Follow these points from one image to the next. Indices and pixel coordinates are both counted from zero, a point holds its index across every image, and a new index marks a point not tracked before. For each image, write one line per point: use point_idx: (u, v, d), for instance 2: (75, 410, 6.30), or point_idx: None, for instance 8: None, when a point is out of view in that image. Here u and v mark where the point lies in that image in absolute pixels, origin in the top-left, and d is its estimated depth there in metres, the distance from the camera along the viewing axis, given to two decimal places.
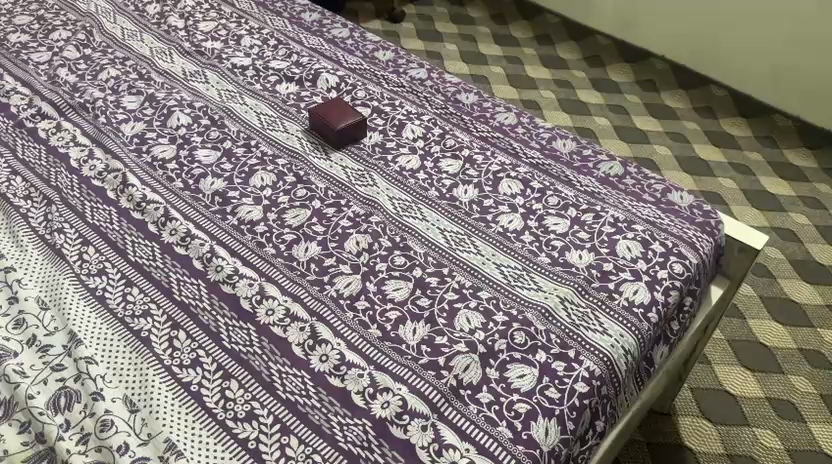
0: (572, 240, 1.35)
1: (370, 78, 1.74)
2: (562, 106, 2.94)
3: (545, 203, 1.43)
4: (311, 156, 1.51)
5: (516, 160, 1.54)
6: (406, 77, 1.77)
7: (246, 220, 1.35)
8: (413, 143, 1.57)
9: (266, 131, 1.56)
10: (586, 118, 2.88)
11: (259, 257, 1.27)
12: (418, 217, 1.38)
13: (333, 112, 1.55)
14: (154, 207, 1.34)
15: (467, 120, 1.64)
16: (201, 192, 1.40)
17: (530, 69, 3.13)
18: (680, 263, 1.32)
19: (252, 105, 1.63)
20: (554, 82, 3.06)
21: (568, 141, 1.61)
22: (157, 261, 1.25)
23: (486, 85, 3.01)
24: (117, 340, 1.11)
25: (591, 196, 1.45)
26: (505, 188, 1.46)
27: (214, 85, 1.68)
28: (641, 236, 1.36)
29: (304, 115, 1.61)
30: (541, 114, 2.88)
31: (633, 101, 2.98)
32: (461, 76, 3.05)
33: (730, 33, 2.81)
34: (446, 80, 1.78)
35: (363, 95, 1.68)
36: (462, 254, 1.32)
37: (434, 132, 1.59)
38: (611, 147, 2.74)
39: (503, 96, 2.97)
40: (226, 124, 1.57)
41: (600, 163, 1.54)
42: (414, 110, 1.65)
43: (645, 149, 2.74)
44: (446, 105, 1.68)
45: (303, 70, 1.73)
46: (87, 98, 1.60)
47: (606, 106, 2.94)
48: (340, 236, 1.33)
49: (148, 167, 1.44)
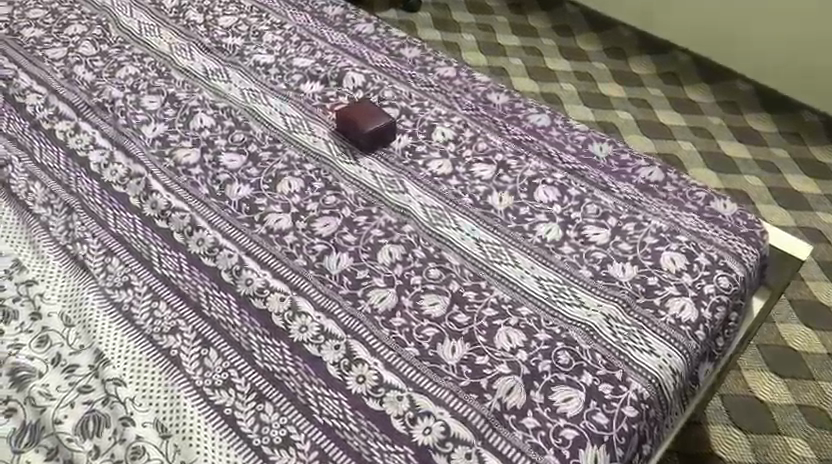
0: (613, 252, 1.30)
1: (397, 78, 1.68)
2: (583, 99, 2.86)
3: (583, 211, 1.37)
4: (339, 160, 1.45)
5: (552, 165, 1.48)
6: (434, 76, 1.70)
7: (275, 229, 1.29)
8: (444, 147, 1.51)
9: (291, 134, 1.50)
10: (607, 112, 2.81)
11: (289, 270, 1.22)
12: (452, 226, 1.33)
13: (361, 114, 1.49)
14: (179, 215, 1.29)
15: (500, 122, 1.58)
16: (227, 199, 1.35)
17: (549, 61, 3.05)
18: (726, 277, 1.27)
19: (276, 105, 1.57)
20: (574, 75, 2.98)
21: (604, 144, 1.55)
22: (184, 273, 1.20)
23: (505, 78, 2.93)
24: (146, 359, 1.07)
25: (632, 205, 1.40)
26: (541, 195, 1.41)
27: (236, 84, 1.62)
28: (685, 248, 1.30)
29: (330, 117, 1.56)
30: (562, 108, 2.80)
31: (655, 94, 2.90)
32: (479, 69, 2.97)
33: (746, 28, 2.78)
34: (476, 78, 1.71)
35: (390, 95, 1.62)
36: (500, 267, 1.26)
37: (465, 135, 1.54)
38: (633, 143, 2.66)
39: (522, 89, 2.88)
40: (251, 126, 1.51)
41: (639, 169, 1.49)
42: (444, 112, 1.59)
43: (667, 145, 2.67)
44: (476, 105, 1.62)
45: (327, 69, 1.67)
46: (105, 99, 1.54)
47: (627, 100, 2.87)
48: (373, 247, 1.28)
49: (171, 171, 1.39)
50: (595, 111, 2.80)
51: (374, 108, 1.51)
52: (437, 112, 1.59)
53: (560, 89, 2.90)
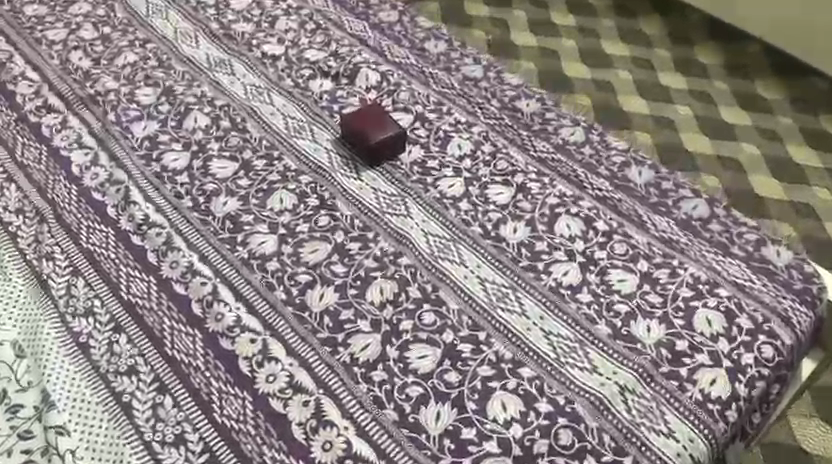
0: (639, 305, 1.13)
1: (416, 76, 1.52)
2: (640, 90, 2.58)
3: (609, 251, 1.20)
4: (339, 173, 1.31)
5: (579, 191, 1.30)
6: (458, 76, 1.53)
7: (257, 253, 1.17)
8: (458, 162, 1.35)
9: (292, 140, 1.37)
10: (666, 106, 2.52)
11: (267, 304, 1.10)
12: (455, 261, 1.18)
13: (368, 122, 1.34)
14: (156, 232, 1.18)
15: (525, 136, 1.41)
16: (211, 214, 1.23)
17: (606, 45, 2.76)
18: (769, 345, 1.09)
19: (279, 105, 1.43)
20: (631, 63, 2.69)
21: (644, 167, 1.35)
22: (152, 301, 1.09)
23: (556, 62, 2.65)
24: (96, 404, 0.98)
25: (667, 246, 1.21)
26: (562, 227, 1.23)
27: (240, 78, 1.49)
28: (725, 306, 1.13)
29: (335, 121, 1.41)
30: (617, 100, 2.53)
31: (720, 88, 2.61)
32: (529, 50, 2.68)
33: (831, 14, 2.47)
34: (505, 80, 1.53)
35: (405, 97, 1.46)
36: (504, 315, 1.11)
37: (484, 150, 1.37)
38: (694, 145, 2.39)
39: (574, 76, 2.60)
40: (248, 128, 1.38)
41: (680, 201, 1.29)
42: (463, 120, 1.43)
43: (730, 147, 2.40)
44: (501, 114, 1.45)
45: (341, 64, 1.52)
46: (99, 90, 1.43)
47: (689, 94, 2.58)
48: (363, 282, 1.14)
49: (156, 178, 1.28)
50: (654, 106, 2.52)
51: (385, 116, 1.35)
52: (456, 121, 1.42)
53: (615, 77, 2.61)
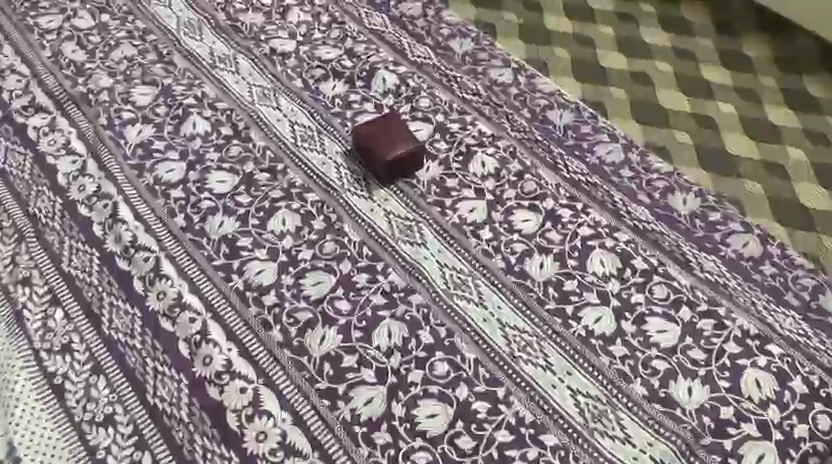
0: (679, 362, 1.00)
1: (438, 80, 1.38)
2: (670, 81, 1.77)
3: (647, 294, 1.07)
4: (348, 191, 1.19)
5: (615, 220, 1.17)
6: (485, 81, 1.39)
7: (254, 284, 1.06)
8: (481, 183, 1.22)
9: (299, 151, 1.25)
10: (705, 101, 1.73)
11: (262, 346, 0.99)
12: (473, 301, 1.06)
13: (381, 135, 1.20)
14: (143, 256, 1.07)
15: (557, 153, 1.27)
16: (206, 236, 1.11)
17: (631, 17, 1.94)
18: (827, 415, 0.96)
19: (286, 110, 1.31)
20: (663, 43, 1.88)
21: (689, 194, 1.21)
22: (135, 337, 0.99)
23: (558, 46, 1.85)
24: (67, 460, 0.89)
25: (713, 291, 1.08)
26: (596, 264, 1.10)
27: (245, 77, 1.36)
28: (777, 366, 1.00)
29: (347, 130, 1.28)
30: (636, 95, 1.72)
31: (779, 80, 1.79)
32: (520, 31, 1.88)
33: None
34: (537, 86, 1.39)
35: (426, 105, 1.33)
36: (526, 367, 0.99)
37: (511, 168, 1.24)
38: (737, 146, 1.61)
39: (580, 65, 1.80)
40: (252, 137, 1.26)
41: (728, 237, 1.15)
42: (488, 134, 1.29)
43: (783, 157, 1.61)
44: (531, 127, 1.31)
45: (356, 64, 1.39)
46: (91, 88, 1.31)
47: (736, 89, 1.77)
48: (369, 322, 1.02)
49: (147, 191, 1.17)
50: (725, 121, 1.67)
51: (404, 130, 1.21)
52: (481, 134, 1.29)
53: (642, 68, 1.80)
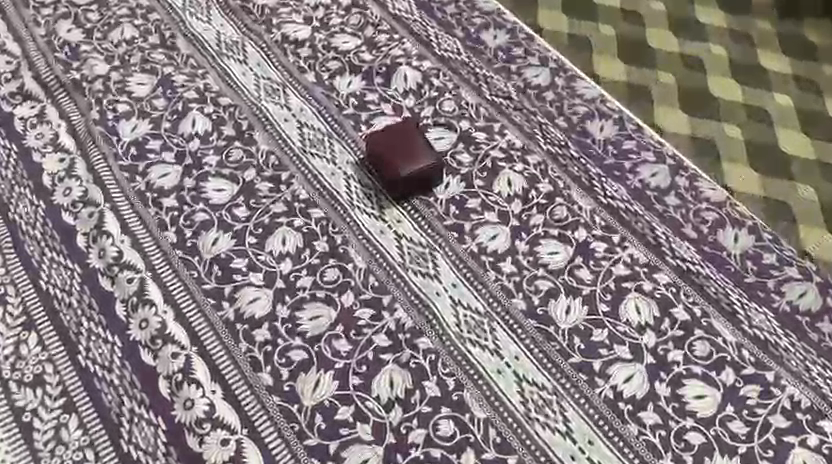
0: (716, 435, 0.89)
1: (466, 80, 1.24)
2: (713, 62, 1.35)
3: (686, 351, 0.95)
4: (357, 209, 1.07)
5: (655, 257, 1.03)
6: (518, 82, 1.24)
7: (245, 315, 0.95)
8: (506, 205, 1.09)
9: (306, 158, 1.13)
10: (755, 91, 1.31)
11: (249, 391, 0.89)
12: (487, 348, 0.94)
13: (398, 148, 1.08)
14: (127, 276, 0.98)
15: (593, 173, 1.13)
16: (197, 254, 1.01)
17: None
18: None
19: (295, 109, 1.18)
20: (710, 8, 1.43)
21: (742, 230, 1.07)
22: (114, 372, 0.91)
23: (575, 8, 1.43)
24: None
25: (762, 351, 0.95)
26: (630, 311, 0.98)
27: (253, 68, 1.23)
28: (830, 448, 0.88)
29: (361, 136, 1.16)
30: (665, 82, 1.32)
31: None
32: None
33: None
34: (577, 90, 1.24)
35: (449, 109, 1.20)
36: (542, 433, 0.88)
37: (541, 189, 1.10)
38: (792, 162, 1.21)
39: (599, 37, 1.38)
40: (256, 139, 1.14)
41: (784, 285, 1.01)
42: (517, 146, 1.16)
43: None
44: (567, 140, 1.17)
45: (376, 58, 1.25)
46: (85, 75, 1.21)
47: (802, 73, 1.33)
48: (370, 368, 0.91)
49: (138, 199, 1.06)
50: (793, 125, 1.26)
51: (422, 143, 1.09)
52: (509, 146, 1.15)
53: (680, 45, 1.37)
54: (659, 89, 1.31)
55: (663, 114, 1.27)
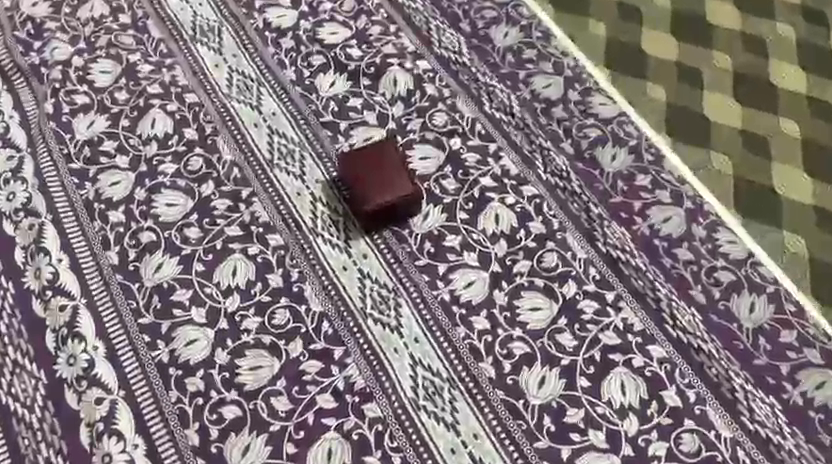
0: None
1: (463, 88, 1.09)
2: (779, 42, 1.12)
3: (671, 445, 0.83)
4: (320, 238, 0.96)
5: (652, 325, 0.90)
6: (524, 94, 1.08)
7: (181, 358, 0.87)
8: (489, 245, 0.95)
9: (272, 173, 1.01)
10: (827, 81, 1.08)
11: (175, 449, 0.82)
12: (442, 421, 0.84)
13: (374, 172, 0.95)
14: (60, 303, 0.90)
15: (596, 212, 0.98)
16: (138, 281, 0.92)
17: None
18: None
19: (268, 112, 1.06)
20: None
21: (760, 299, 0.92)
22: (34, 413, 0.84)
23: None
24: None
25: (760, 453, 0.83)
26: (613, 391, 0.85)
27: (227, 60, 1.11)
28: None
29: (335, 150, 1.03)
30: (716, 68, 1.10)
31: None
32: None
33: None
34: (591, 108, 1.07)
35: (440, 123, 1.05)
36: None
37: (531, 230, 0.96)
38: None
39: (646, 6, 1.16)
40: (219, 147, 1.03)
41: (800, 371, 0.87)
42: (512, 174, 1.01)
43: None
44: (570, 169, 1.02)
45: (365, 54, 1.10)
46: (45, 58, 1.10)
47: None
48: (309, 434, 0.82)
49: (84, 210, 0.97)
50: None
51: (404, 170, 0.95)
52: (502, 174, 1.01)
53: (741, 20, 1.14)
54: (709, 73, 1.10)
55: (713, 111, 1.07)
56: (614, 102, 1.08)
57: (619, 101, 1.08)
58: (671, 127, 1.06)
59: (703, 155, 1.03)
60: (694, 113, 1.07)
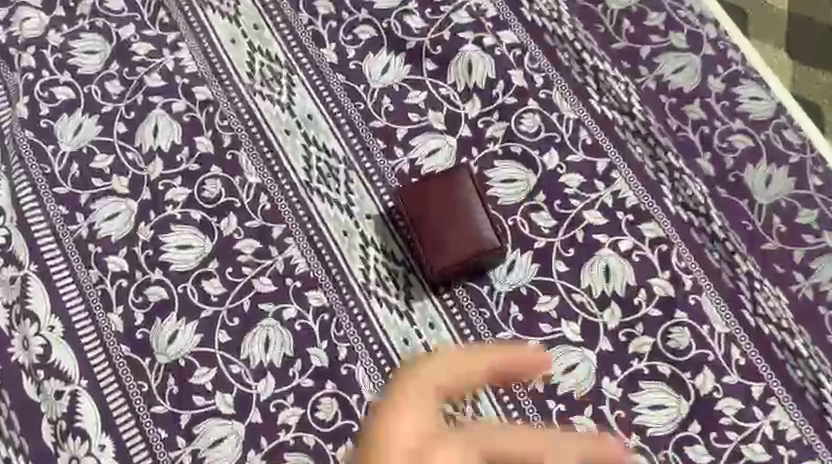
0: None
1: (562, 72, 0.80)
2: None
3: None
4: (375, 297, 0.74)
5: (811, 432, 0.69)
6: (646, 82, 0.79)
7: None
8: (597, 312, 0.72)
9: (310, 201, 0.77)
10: None
11: None
12: None
13: (433, 207, 0.72)
14: (57, 384, 0.73)
15: (743, 268, 0.73)
16: (149, 354, 0.74)
17: None
18: None
19: (302, 112, 0.80)
20: None
21: None
22: None
23: None
24: None
25: None
26: None
27: (247, 34, 0.83)
28: None
29: (391, 169, 0.78)
30: None
31: None
32: None
33: None
34: (740, 103, 0.78)
35: (530, 129, 0.78)
36: None
37: (652, 291, 0.73)
38: None
39: None
40: (241, 163, 0.78)
41: None
42: (628, 205, 0.75)
43: None
44: (709, 201, 0.75)
45: (429, 25, 0.81)
46: (14, 34, 0.85)
47: None
48: None
49: (77, 255, 0.77)
50: None
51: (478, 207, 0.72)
52: (615, 205, 0.75)
53: None
54: None
55: None
56: (772, 94, 0.78)
57: (779, 92, 0.78)
58: (791, 47, 0.85)
59: (826, 80, 0.84)
60: (819, 27, 0.86)
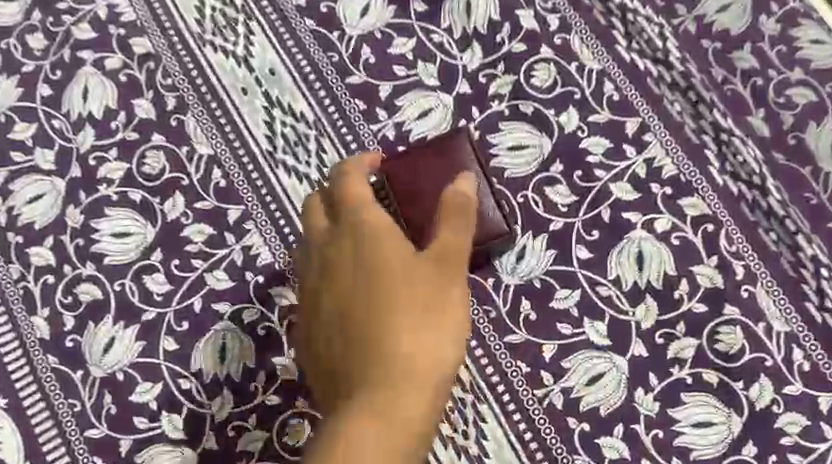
0: None
1: (583, 11, 0.64)
2: None
3: None
4: None
5: None
6: (687, 22, 0.64)
7: None
8: (627, 309, 0.59)
9: (273, 176, 0.63)
10: None
11: None
12: None
13: (426, 178, 0.58)
14: None
15: (807, 252, 0.59)
16: (81, 366, 0.61)
17: None
18: None
19: (262, 67, 0.65)
20: None
21: None
22: None
23: None
24: None
25: None
26: None
27: None
28: None
29: (372, 135, 0.64)
30: None
31: None
32: None
33: None
34: (802, 48, 0.63)
35: (542, 83, 0.63)
36: None
37: (695, 282, 0.59)
38: None
39: None
40: (190, 132, 0.64)
41: None
42: (664, 176, 0.61)
43: None
44: (765, 169, 0.61)
45: None
46: None
47: None
48: None
49: None
50: None
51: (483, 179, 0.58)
52: (648, 176, 0.61)
53: None
54: None
55: None
56: None
57: None
58: None
59: None
60: None
